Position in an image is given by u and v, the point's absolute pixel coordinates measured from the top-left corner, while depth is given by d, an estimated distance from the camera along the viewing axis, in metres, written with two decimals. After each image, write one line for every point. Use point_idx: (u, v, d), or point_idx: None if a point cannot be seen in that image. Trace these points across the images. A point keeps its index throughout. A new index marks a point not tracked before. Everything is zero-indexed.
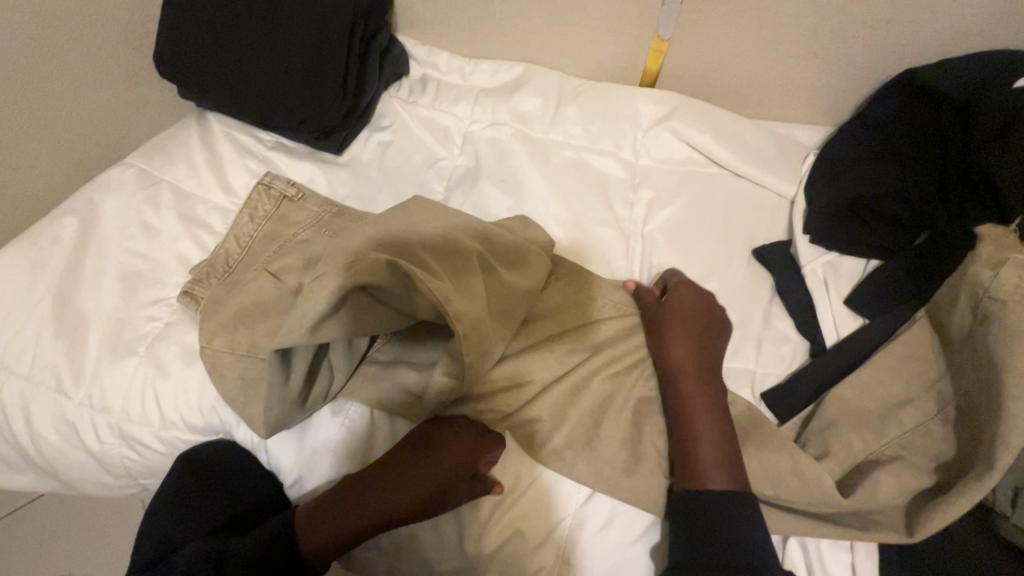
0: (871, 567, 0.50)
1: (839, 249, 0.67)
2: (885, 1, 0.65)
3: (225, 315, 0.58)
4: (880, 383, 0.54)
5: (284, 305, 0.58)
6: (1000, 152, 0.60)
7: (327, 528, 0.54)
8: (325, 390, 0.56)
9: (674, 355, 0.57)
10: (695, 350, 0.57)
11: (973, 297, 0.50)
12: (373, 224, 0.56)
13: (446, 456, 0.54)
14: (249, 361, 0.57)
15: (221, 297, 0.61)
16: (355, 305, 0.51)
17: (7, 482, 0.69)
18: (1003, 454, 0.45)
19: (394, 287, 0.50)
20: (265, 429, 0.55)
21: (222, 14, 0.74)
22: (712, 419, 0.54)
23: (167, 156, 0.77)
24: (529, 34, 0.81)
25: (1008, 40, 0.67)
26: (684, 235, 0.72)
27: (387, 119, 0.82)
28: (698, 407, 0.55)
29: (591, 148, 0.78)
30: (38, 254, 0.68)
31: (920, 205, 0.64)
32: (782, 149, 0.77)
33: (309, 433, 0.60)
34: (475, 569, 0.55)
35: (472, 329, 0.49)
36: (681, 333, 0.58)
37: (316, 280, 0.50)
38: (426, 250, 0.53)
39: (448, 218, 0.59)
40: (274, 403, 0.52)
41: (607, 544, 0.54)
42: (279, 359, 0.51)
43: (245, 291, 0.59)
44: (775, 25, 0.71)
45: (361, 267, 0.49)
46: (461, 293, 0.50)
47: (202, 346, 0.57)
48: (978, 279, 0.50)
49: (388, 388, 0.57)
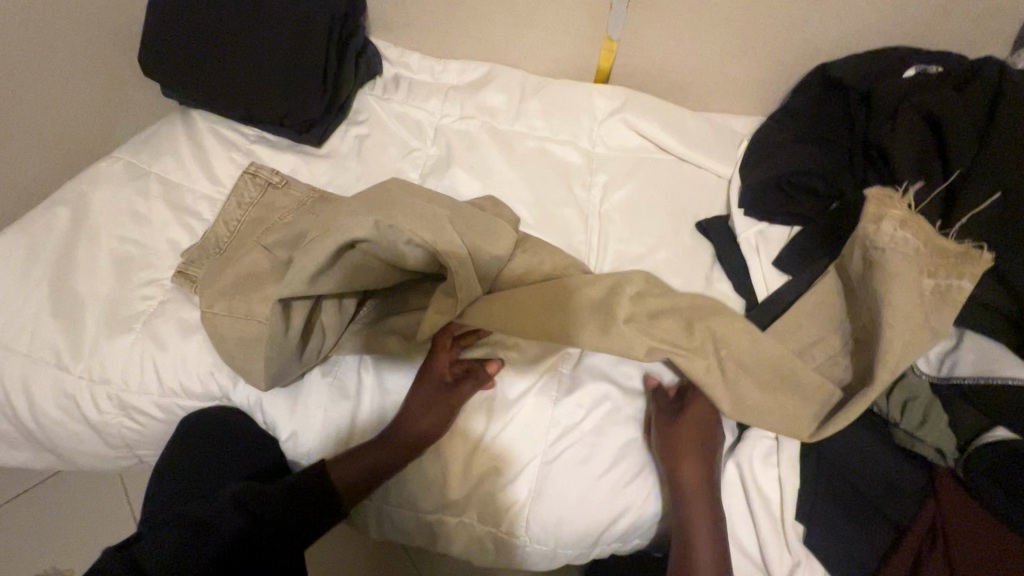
0: (794, 478, 0.60)
1: (767, 219, 0.77)
2: (797, 6, 0.76)
3: (223, 285, 0.64)
4: (798, 326, 0.63)
5: (278, 276, 0.64)
6: (893, 129, 0.70)
7: (353, 464, 0.60)
8: (320, 344, 0.62)
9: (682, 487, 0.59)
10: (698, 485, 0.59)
11: (863, 248, 0.60)
12: (353, 199, 0.62)
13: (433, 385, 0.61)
14: (247, 323, 0.63)
15: (216, 270, 0.66)
16: (346, 264, 0.59)
17: (6, 458, 0.72)
18: (888, 373, 0.54)
19: (382, 244, 0.57)
20: (265, 381, 0.60)
21: (206, 18, 0.80)
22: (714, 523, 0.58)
23: (154, 150, 0.81)
24: (493, 36, 0.90)
25: (899, 37, 0.78)
26: (636, 212, 0.81)
27: (364, 114, 0.89)
28: (697, 528, 0.57)
29: (552, 138, 0.87)
30: (32, 240, 0.72)
31: (833, 177, 0.74)
32: (720, 136, 0.87)
33: (302, 388, 0.66)
34: (457, 504, 0.62)
35: (461, 269, 0.58)
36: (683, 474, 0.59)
37: (310, 242, 0.56)
38: (405, 214, 0.58)
39: (424, 196, 0.66)
40: (275, 354, 0.58)
41: (583, 464, 0.61)
42: (280, 314, 0.57)
43: (240, 263, 0.65)
44: (708, 27, 0.81)
45: (350, 224, 0.55)
46: (443, 243, 0.58)
47: (202, 311, 0.63)
48: (865, 232, 0.59)
49: (377, 342, 0.65)
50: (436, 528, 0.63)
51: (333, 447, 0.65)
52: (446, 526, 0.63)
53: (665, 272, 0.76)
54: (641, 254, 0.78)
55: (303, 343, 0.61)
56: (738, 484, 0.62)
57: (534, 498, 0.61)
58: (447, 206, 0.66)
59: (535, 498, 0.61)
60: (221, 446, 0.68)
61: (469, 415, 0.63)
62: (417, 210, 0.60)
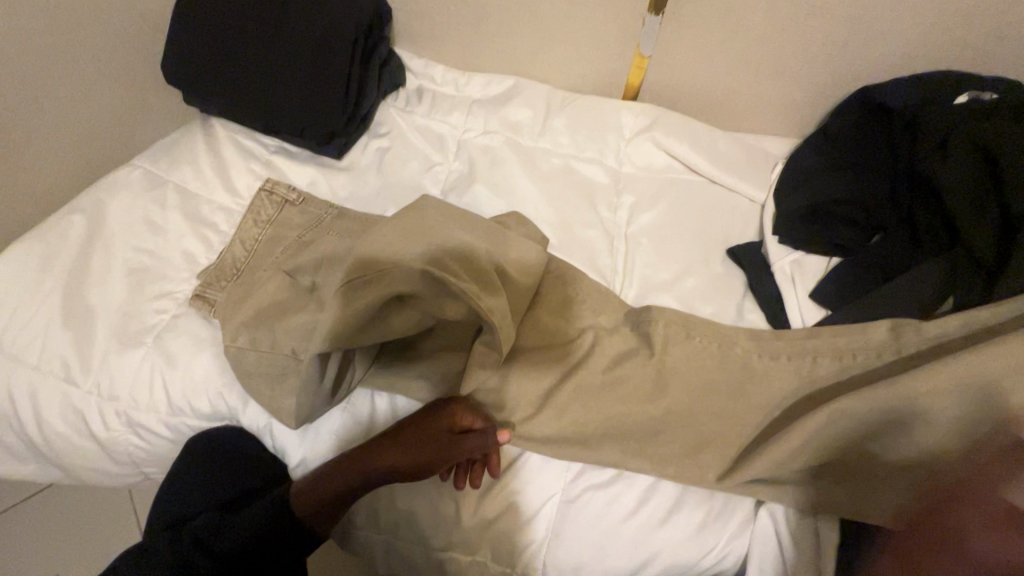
0: (833, 535, 0.55)
1: (803, 248, 0.73)
2: (840, 26, 0.73)
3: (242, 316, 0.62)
4: (839, 366, 0.60)
5: (304, 304, 0.63)
6: (944, 158, 0.66)
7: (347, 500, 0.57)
8: (350, 382, 0.61)
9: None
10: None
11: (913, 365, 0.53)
12: (386, 227, 0.60)
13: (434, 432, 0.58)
14: (270, 358, 0.61)
15: (238, 297, 0.65)
16: (389, 311, 0.58)
17: (11, 471, 0.71)
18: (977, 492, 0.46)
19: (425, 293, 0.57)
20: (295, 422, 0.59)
21: (230, 28, 0.79)
22: None
23: (173, 159, 0.80)
24: (519, 50, 0.88)
25: (946, 61, 0.75)
26: (663, 236, 0.77)
27: (385, 126, 0.87)
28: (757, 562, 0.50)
29: (577, 156, 0.84)
30: (47, 248, 0.70)
31: (876, 208, 0.70)
32: (754, 158, 0.84)
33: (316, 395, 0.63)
34: (472, 544, 0.59)
35: (505, 319, 0.56)
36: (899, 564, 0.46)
37: (347, 288, 0.56)
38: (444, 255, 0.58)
39: (456, 220, 0.63)
40: (308, 401, 0.57)
41: (604, 503, 0.59)
42: (317, 363, 0.56)
43: (262, 291, 0.63)
44: (744, 45, 0.78)
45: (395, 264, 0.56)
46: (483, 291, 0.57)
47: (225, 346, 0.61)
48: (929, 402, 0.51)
49: (407, 380, 0.63)
50: (448, 568, 0.60)
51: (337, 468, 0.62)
52: (458, 566, 0.59)
53: (694, 298, 0.73)
54: (671, 279, 0.74)
55: (334, 385, 0.59)
56: (769, 536, 0.57)
57: (551, 538, 0.58)
58: (476, 229, 0.63)
59: (552, 540, 0.58)
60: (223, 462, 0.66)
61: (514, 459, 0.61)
62: (451, 248, 0.59)
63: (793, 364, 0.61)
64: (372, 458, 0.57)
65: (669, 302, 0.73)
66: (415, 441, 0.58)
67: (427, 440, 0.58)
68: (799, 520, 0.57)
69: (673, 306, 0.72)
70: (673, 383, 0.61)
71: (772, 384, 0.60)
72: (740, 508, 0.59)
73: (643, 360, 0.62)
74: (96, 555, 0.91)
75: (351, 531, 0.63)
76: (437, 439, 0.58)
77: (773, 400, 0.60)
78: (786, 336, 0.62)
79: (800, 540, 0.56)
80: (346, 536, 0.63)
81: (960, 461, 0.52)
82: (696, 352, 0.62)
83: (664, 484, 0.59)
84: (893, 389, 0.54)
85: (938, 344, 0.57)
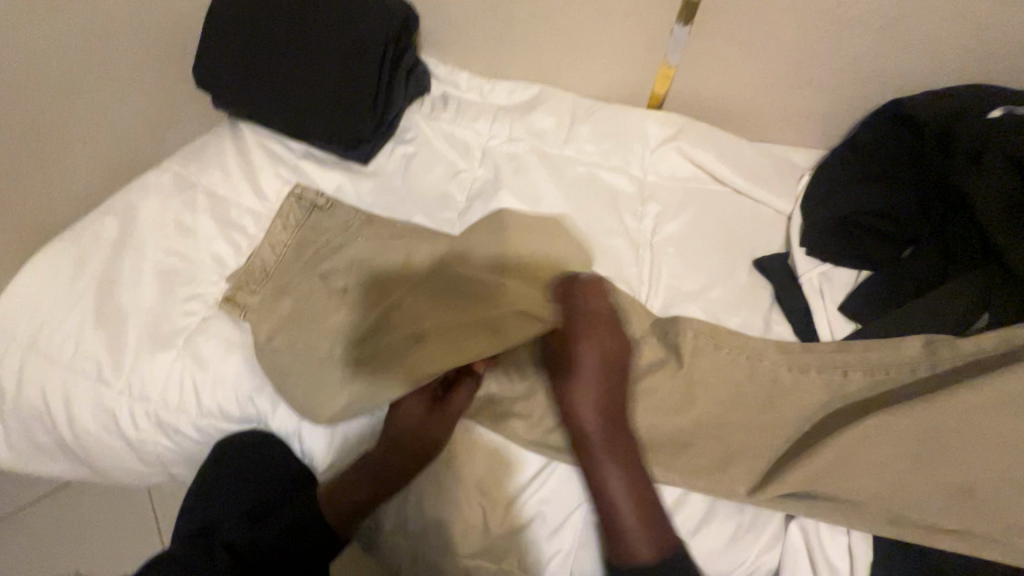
0: (864, 547, 0.55)
1: (831, 260, 0.73)
2: (870, 38, 0.73)
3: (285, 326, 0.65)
4: (871, 381, 0.59)
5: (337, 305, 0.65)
6: (979, 173, 0.65)
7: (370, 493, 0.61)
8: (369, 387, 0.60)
9: (595, 472, 0.55)
10: (618, 444, 0.56)
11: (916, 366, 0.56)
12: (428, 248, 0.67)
13: (585, 347, 0.58)
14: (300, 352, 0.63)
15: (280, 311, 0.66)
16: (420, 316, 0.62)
17: (40, 469, 0.72)
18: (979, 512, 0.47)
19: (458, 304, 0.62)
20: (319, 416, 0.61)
21: (261, 34, 0.80)
22: (634, 491, 0.54)
23: (202, 162, 0.81)
24: (544, 58, 0.88)
25: (978, 74, 0.74)
26: (690, 246, 0.77)
27: (411, 132, 0.88)
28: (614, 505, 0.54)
29: (602, 164, 0.84)
30: (80, 250, 0.71)
31: (907, 221, 0.69)
32: (780, 168, 0.84)
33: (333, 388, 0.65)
34: (500, 551, 0.59)
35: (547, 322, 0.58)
36: (627, 450, 0.56)
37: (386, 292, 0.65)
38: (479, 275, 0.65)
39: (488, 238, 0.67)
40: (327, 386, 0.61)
41: None
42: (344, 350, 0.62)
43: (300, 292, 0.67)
44: (772, 56, 0.78)
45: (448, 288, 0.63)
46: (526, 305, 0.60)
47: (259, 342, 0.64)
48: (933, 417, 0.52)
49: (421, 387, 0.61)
50: None
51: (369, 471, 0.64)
52: None
53: (720, 309, 0.73)
54: (697, 289, 0.74)
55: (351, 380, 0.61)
56: (800, 550, 0.57)
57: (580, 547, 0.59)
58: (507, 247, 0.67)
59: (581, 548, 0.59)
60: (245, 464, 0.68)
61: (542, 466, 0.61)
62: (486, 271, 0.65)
63: (823, 378, 0.60)
64: (574, 406, 0.56)
65: (696, 312, 0.72)
66: (574, 375, 0.57)
67: (597, 366, 0.58)
68: (831, 535, 0.56)
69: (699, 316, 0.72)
70: (702, 394, 0.61)
71: (802, 397, 0.60)
72: (770, 521, 0.58)
73: (672, 370, 0.62)
74: (115, 554, 0.91)
75: (378, 536, 0.63)
76: (603, 362, 0.58)
77: (803, 413, 0.59)
78: (815, 349, 0.61)
79: (832, 554, 0.56)
80: (374, 541, 0.64)
81: (998, 481, 0.51)
82: (724, 364, 0.62)
83: (694, 496, 0.59)
84: (928, 406, 0.53)
85: (974, 360, 0.56)
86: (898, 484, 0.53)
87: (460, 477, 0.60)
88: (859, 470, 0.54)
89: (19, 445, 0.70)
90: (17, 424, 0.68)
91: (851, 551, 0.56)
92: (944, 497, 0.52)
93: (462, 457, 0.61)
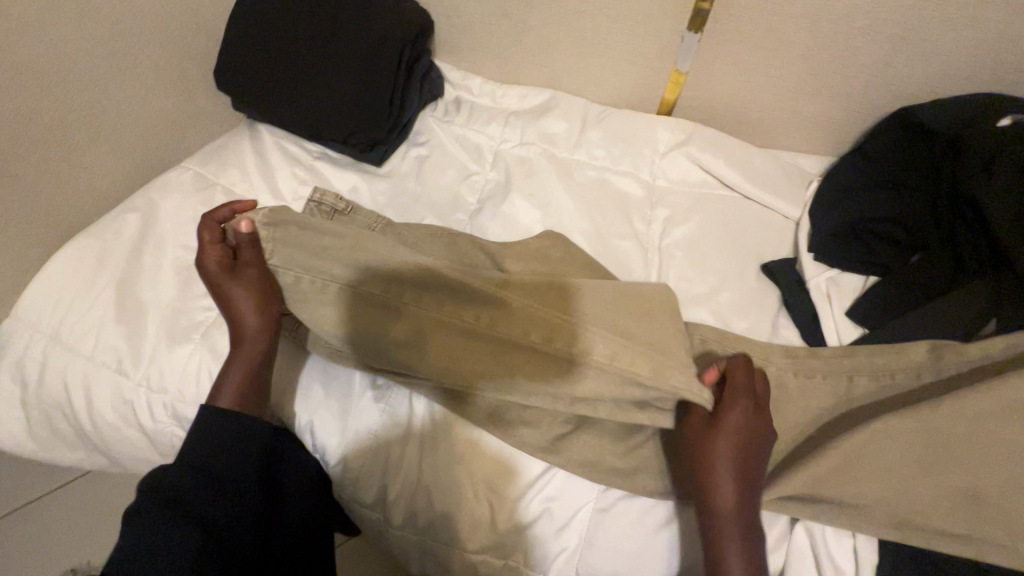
0: (872, 552, 0.55)
1: (839, 266, 0.74)
2: (881, 47, 0.74)
3: (320, 286, 0.61)
4: (877, 387, 0.60)
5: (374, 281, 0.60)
6: (988, 180, 0.65)
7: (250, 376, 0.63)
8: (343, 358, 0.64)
9: (716, 547, 0.52)
10: (744, 509, 0.52)
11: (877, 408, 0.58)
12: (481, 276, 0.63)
13: (725, 420, 0.54)
14: (316, 290, 0.61)
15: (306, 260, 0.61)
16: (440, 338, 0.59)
17: (59, 457, 0.74)
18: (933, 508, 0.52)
19: (474, 350, 0.59)
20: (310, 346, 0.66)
21: (281, 39, 0.82)
22: (745, 511, 0.52)
23: (222, 162, 0.83)
24: (557, 64, 0.89)
25: (988, 85, 0.75)
26: (698, 251, 0.78)
27: (424, 135, 0.89)
28: (723, 512, 0.52)
29: (612, 168, 0.85)
30: (103, 245, 0.73)
31: (915, 228, 0.70)
32: (789, 175, 0.84)
33: (335, 365, 0.68)
34: (507, 546, 0.60)
35: (553, 393, 0.58)
36: (749, 518, 0.52)
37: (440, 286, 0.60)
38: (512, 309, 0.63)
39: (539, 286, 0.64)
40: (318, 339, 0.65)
41: (639, 512, 0.60)
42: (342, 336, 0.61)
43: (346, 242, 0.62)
44: (783, 64, 0.79)
45: (483, 317, 0.59)
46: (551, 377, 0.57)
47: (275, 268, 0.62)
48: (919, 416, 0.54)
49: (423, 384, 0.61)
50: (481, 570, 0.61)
51: (377, 457, 0.63)
52: (491, 568, 0.61)
53: (728, 313, 0.73)
54: (705, 293, 0.75)
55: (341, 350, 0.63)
56: (804, 552, 0.57)
57: (584, 545, 0.60)
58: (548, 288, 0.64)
59: (585, 546, 0.60)
60: (208, 442, 0.58)
61: (537, 461, 0.62)
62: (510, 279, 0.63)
63: (829, 383, 0.61)
64: (712, 478, 0.53)
65: (703, 315, 0.73)
66: (739, 431, 0.54)
67: (742, 426, 0.54)
68: (836, 539, 0.57)
69: (707, 320, 0.73)
70: None
71: (808, 401, 0.60)
72: (774, 524, 0.59)
73: None
74: None
75: (387, 530, 0.64)
76: (750, 420, 0.55)
77: (809, 417, 0.60)
78: (821, 353, 0.62)
79: (837, 558, 0.56)
80: (383, 533, 0.65)
81: (1003, 487, 0.51)
82: None
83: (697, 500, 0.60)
84: (933, 411, 0.54)
85: (979, 366, 0.57)
86: (906, 491, 0.53)
87: (471, 471, 0.61)
88: (865, 475, 0.54)
89: (41, 434, 0.72)
90: (38, 413, 0.70)
91: (854, 554, 0.56)
92: (950, 502, 0.52)
93: (476, 451, 0.62)
